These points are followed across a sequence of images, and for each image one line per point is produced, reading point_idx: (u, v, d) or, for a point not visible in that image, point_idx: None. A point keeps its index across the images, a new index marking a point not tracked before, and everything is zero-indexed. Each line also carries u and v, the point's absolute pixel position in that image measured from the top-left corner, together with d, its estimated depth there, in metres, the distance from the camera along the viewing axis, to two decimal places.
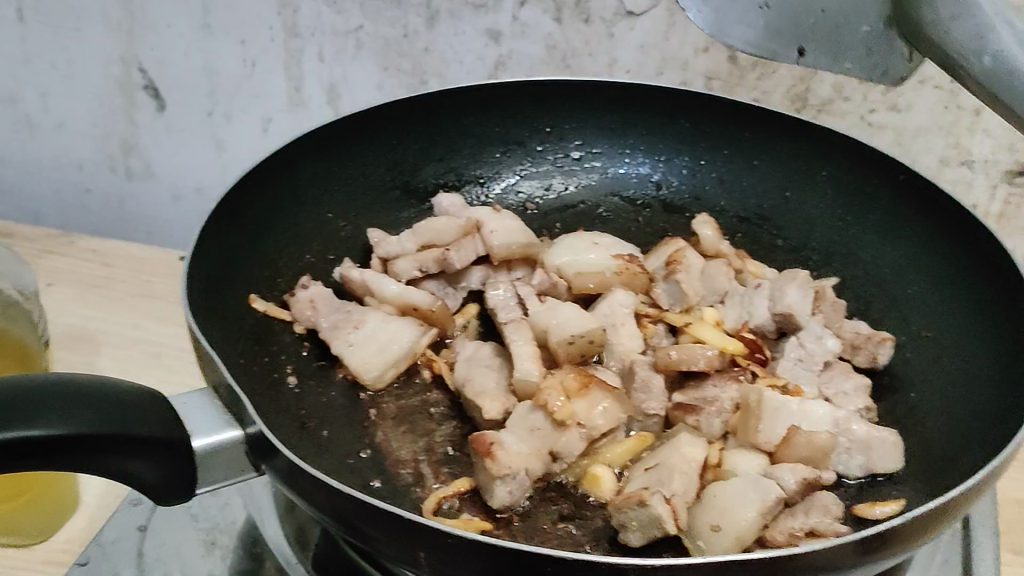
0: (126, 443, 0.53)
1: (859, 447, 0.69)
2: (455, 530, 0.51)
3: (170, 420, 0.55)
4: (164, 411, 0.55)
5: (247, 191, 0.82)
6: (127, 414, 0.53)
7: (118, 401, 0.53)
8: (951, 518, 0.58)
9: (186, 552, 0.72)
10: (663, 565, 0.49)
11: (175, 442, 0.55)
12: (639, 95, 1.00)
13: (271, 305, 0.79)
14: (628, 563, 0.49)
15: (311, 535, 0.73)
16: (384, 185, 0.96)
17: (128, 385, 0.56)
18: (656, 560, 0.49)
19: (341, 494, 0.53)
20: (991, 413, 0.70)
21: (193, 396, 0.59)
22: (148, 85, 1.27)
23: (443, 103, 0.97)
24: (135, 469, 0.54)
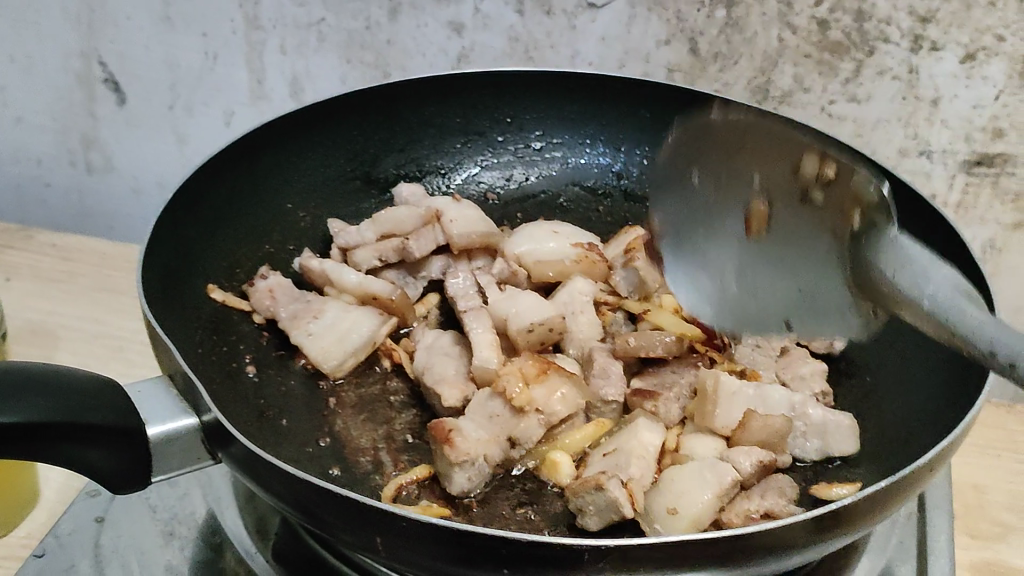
0: (82, 432, 0.53)
1: (815, 431, 0.71)
2: (411, 514, 0.51)
3: (126, 408, 0.55)
4: (120, 399, 0.55)
5: (205, 182, 0.82)
6: (82, 403, 0.53)
7: (73, 389, 0.53)
8: (903, 498, 0.59)
9: (143, 544, 0.71)
10: (617, 545, 0.49)
11: (131, 430, 0.55)
12: (600, 85, 1.01)
13: (230, 295, 0.80)
14: (582, 544, 0.49)
15: (271, 526, 0.73)
16: (345, 176, 0.96)
17: (82, 373, 0.56)
18: (610, 541, 0.49)
19: (296, 480, 0.53)
20: (946, 395, 0.71)
21: (148, 385, 0.58)
22: (108, 78, 1.26)
23: (403, 94, 0.97)
24: (90, 457, 0.54)
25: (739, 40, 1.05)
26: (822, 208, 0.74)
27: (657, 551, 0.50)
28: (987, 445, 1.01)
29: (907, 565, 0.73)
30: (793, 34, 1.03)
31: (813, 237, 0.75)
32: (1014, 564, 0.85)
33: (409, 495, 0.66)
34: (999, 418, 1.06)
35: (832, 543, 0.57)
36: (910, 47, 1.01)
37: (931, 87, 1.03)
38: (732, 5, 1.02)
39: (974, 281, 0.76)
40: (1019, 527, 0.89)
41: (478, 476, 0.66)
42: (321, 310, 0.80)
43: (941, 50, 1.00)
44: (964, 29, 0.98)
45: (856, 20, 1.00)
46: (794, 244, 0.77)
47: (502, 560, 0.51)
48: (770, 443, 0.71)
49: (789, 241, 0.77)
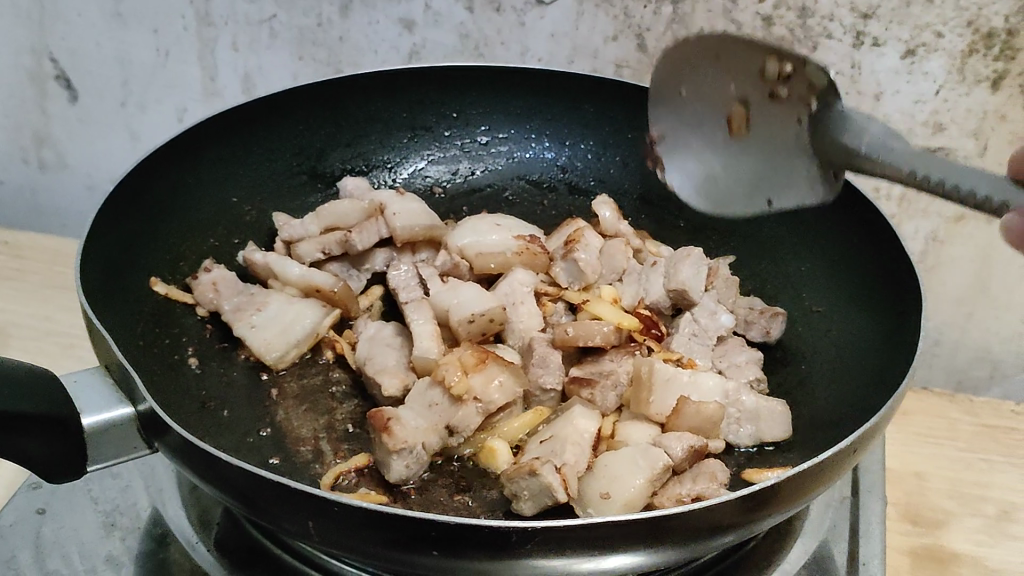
0: (16, 421, 0.53)
1: (749, 417, 0.73)
2: (342, 498, 0.52)
3: (62, 398, 0.56)
4: (54, 389, 0.56)
5: (150, 174, 0.83)
6: (17, 393, 0.54)
7: (6, 379, 0.54)
8: (826, 480, 0.61)
9: (84, 535, 0.72)
10: (545, 526, 0.51)
11: (67, 420, 0.55)
12: (545, 81, 1.03)
13: (173, 288, 0.80)
14: (510, 526, 0.50)
15: (213, 517, 0.73)
16: (291, 170, 0.97)
17: (17, 364, 0.56)
18: (537, 522, 0.51)
19: (230, 467, 0.54)
20: (876, 380, 0.73)
21: (84, 375, 0.59)
22: (59, 75, 1.26)
23: (349, 89, 0.99)
24: (23, 446, 0.54)
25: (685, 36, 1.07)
26: (789, 103, 0.73)
27: (584, 532, 0.52)
28: (927, 433, 1.03)
29: (841, 547, 0.75)
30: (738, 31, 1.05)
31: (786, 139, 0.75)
32: (950, 548, 0.87)
33: (348, 483, 0.68)
34: (941, 407, 1.08)
35: (759, 523, 0.58)
36: (852, 44, 1.03)
37: (873, 82, 1.05)
38: (678, 2, 1.04)
39: (901, 268, 0.79)
40: (957, 512, 0.92)
41: (416, 464, 0.67)
42: (265, 304, 0.80)
43: (882, 46, 1.02)
44: (903, 26, 1.00)
45: (799, 17, 1.02)
46: (776, 141, 0.76)
47: (432, 542, 0.52)
48: (703, 429, 0.72)
49: (769, 138, 0.76)
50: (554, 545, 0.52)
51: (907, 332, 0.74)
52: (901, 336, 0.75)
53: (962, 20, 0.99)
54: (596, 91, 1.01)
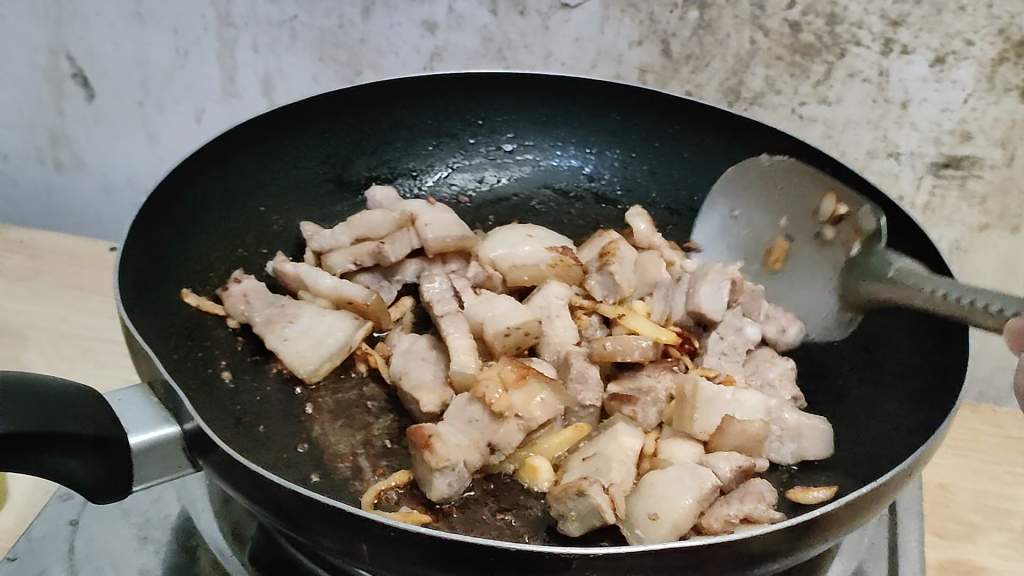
0: (62, 442, 0.53)
1: (791, 435, 0.72)
2: (397, 522, 0.51)
3: (104, 417, 0.55)
4: (100, 409, 0.55)
5: (178, 184, 0.81)
6: (60, 412, 0.53)
7: (51, 399, 0.53)
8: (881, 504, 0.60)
9: (117, 548, 0.72)
10: (606, 552, 0.49)
11: (111, 439, 0.54)
12: (571, 87, 1.02)
13: (203, 300, 0.79)
14: (572, 552, 0.49)
15: (247, 532, 0.73)
16: (318, 179, 0.96)
17: (60, 383, 0.55)
18: (598, 548, 0.50)
19: (282, 490, 0.53)
20: (922, 398, 0.73)
21: (126, 394, 0.58)
22: (77, 74, 1.24)
23: (376, 96, 0.97)
24: (69, 467, 0.53)
25: (712, 42, 1.05)
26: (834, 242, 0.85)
27: (642, 558, 0.51)
28: (953, 445, 1.03)
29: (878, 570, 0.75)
30: (765, 37, 1.03)
31: (815, 276, 0.87)
32: (979, 563, 0.86)
33: (391, 502, 0.67)
34: (964, 418, 1.07)
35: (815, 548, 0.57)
36: (881, 51, 1.02)
37: (901, 90, 1.04)
38: (705, 8, 1.03)
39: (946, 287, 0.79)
40: (984, 526, 0.91)
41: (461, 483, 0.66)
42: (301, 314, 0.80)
43: (911, 54, 1.01)
44: (934, 34, 0.99)
45: (828, 23, 1.01)
46: (807, 277, 0.87)
47: (491, 567, 0.51)
48: (745, 447, 0.72)
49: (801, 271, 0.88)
50: (612, 570, 0.51)
51: (954, 354, 0.73)
52: (947, 354, 0.74)
53: (994, 28, 0.97)
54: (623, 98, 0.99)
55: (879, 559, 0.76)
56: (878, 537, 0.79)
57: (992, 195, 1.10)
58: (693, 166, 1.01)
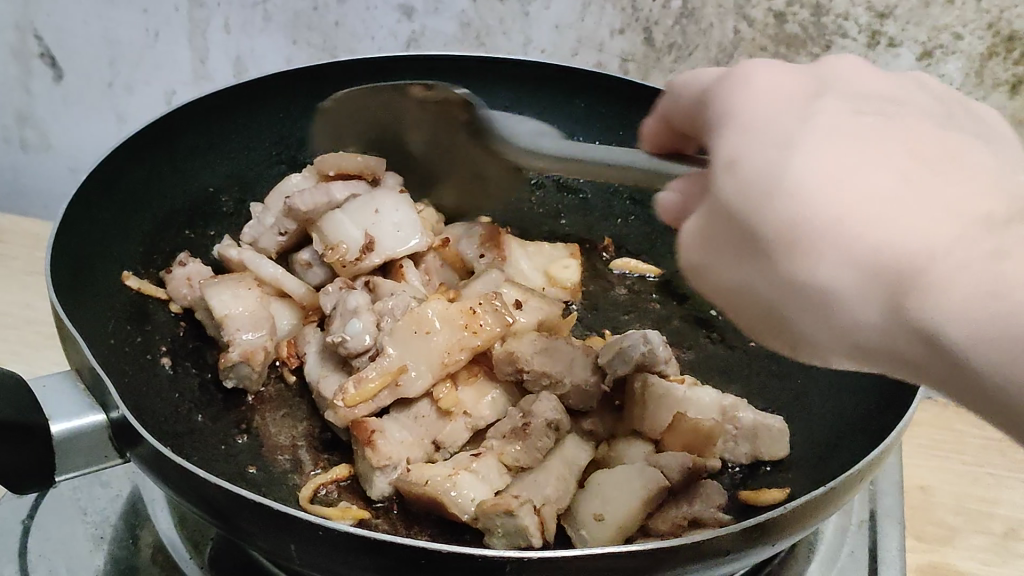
0: None
1: (746, 435, 0.70)
2: (326, 522, 0.52)
3: (26, 404, 0.55)
4: (22, 395, 0.55)
5: (119, 163, 0.78)
6: None
7: None
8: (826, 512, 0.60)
9: (73, 547, 0.69)
10: (539, 557, 0.51)
11: (33, 427, 0.55)
12: (536, 72, 0.99)
13: (147, 282, 0.77)
14: (504, 556, 0.51)
15: (206, 537, 0.70)
16: (271, 160, 0.92)
17: None
18: (532, 553, 0.51)
19: (217, 487, 0.54)
20: (881, 398, 0.72)
21: (51, 380, 0.59)
22: (44, 53, 1.21)
23: (332, 76, 0.94)
24: None
25: (695, 31, 1.02)
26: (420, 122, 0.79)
27: (586, 564, 0.52)
28: (934, 445, 1.00)
29: None
30: (749, 28, 1.01)
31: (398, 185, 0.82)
32: (961, 567, 0.84)
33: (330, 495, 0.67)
34: (943, 419, 1.05)
35: (770, 548, 0.58)
36: (867, 43, 0.99)
37: None
38: None
39: None
40: (965, 530, 0.88)
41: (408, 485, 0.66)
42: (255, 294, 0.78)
43: (898, 47, 0.98)
44: (921, 27, 0.96)
45: (813, 14, 0.98)
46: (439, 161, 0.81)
47: (421, 569, 0.52)
48: (697, 446, 0.72)
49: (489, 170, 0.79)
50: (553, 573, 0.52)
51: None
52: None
53: (983, 22, 0.95)
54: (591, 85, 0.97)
55: (856, 568, 0.74)
56: (857, 546, 0.76)
57: None
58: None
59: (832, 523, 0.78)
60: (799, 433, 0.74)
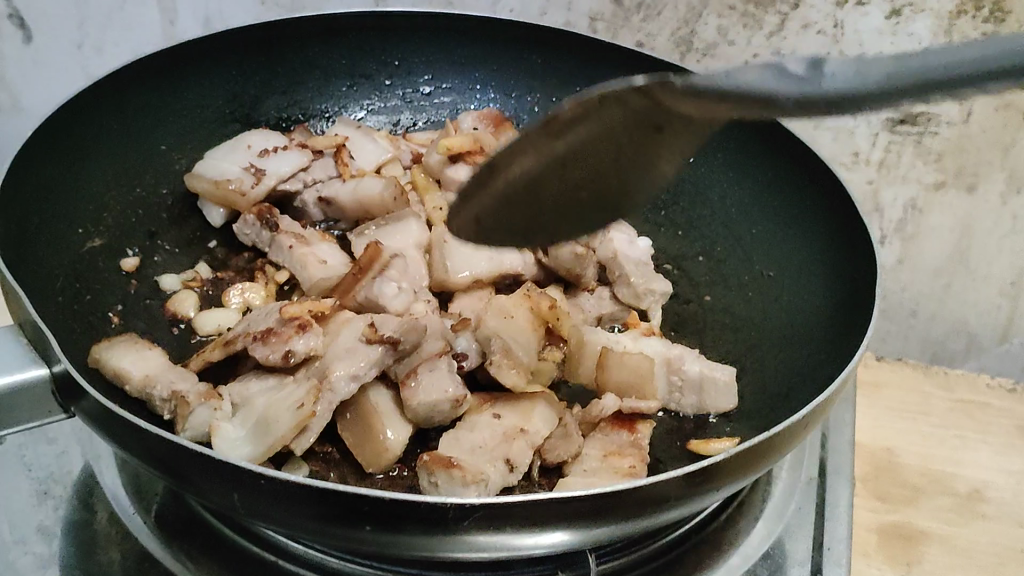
0: None
1: (693, 387, 0.71)
2: (268, 471, 0.52)
3: None
4: None
5: (72, 117, 0.77)
6: None
7: None
8: (781, 452, 0.59)
9: (16, 503, 0.69)
10: (480, 503, 0.50)
11: None
12: (493, 29, 0.98)
13: (101, 242, 0.76)
14: (447, 502, 0.50)
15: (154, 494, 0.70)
16: (223, 119, 0.91)
17: None
18: (474, 498, 0.50)
19: (157, 437, 0.54)
20: (829, 347, 0.72)
21: None
22: (12, 13, 1.13)
23: (287, 33, 0.92)
24: None
25: None
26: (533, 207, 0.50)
27: (530, 508, 0.51)
28: (901, 407, 0.99)
29: (805, 531, 0.73)
30: None
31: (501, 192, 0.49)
32: (921, 527, 0.84)
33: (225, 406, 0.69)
34: (914, 381, 1.04)
35: (720, 492, 0.58)
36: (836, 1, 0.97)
37: (856, 43, 1.00)
38: None
39: (858, 238, 0.76)
40: (928, 489, 0.88)
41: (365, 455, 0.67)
42: (329, 386, 0.67)
43: (867, 5, 0.97)
44: None
45: None
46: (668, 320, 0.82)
47: (366, 517, 0.52)
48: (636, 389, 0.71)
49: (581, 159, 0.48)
50: (497, 519, 0.52)
51: (862, 310, 0.71)
52: (855, 309, 0.72)
53: None
54: (549, 42, 0.97)
55: (806, 522, 0.74)
56: (805, 502, 0.76)
57: (948, 152, 1.06)
58: None
59: (783, 479, 0.78)
60: (751, 385, 0.74)
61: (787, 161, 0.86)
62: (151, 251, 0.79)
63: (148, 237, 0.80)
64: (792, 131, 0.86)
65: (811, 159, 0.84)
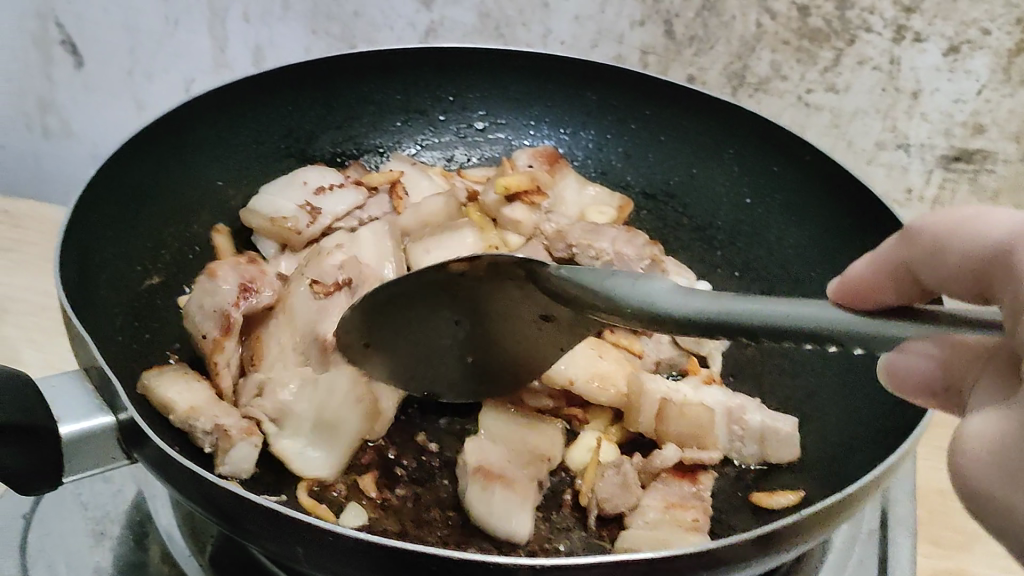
0: None
1: (754, 437, 0.70)
2: (334, 527, 0.51)
3: (35, 405, 0.53)
4: (35, 396, 0.53)
5: (132, 155, 0.77)
6: None
7: None
8: (851, 510, 0.58)
9: (73, 544, 0.69)
10: (552, 565, 0.49)
11: (41, 429, 0.53)
12: (548, 64, 0.98)
13: (159, 281, 0.76)
14: (518, 564, 0.49)
15: (209, 536, 0.69)
16: (279, 153, 0.91)
17: None
18: (545, 560, 0.50)
19: (222, 489, 0.53)
20: (896, 396, 0.70)
21: (61, 379, 0.57)
22: (65, 40, 1.17)
23: (342, 68, 0.92)
24: None
25: (717, 24, 0.99)
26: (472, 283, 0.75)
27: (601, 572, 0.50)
28: None
29: None
30: (772, 22, 0.97)
31: None
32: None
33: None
34: None
35: (788, 553, 0.56)
36: (892, 38, 0.96)
37: (912, 79, 0.99)
38: None
39: None
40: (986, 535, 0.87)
41: (424, 501, 0.67)
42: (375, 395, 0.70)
43: (924, 42, 0.95)
44: (949, 21, 0.93)
45: (837, 8, 0.95)
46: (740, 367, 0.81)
47: None
48: (694, 438, 0.71)
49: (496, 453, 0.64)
50: None
51: None
52: None
53: (1012, 17, 0.91)
54: (603, 79, 0.96)
55: None
56: (866, 554, 0.75)
57: (1004, 189, 1.04)
58: (672, 148, 0.96)
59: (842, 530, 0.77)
60: (813, 433, 0.73)
61: (847, 202, 0.85)
62: None
63: (205, 274, 0.80)
64: (851, 171, 0.84)
65: (873, 202, 0.82)
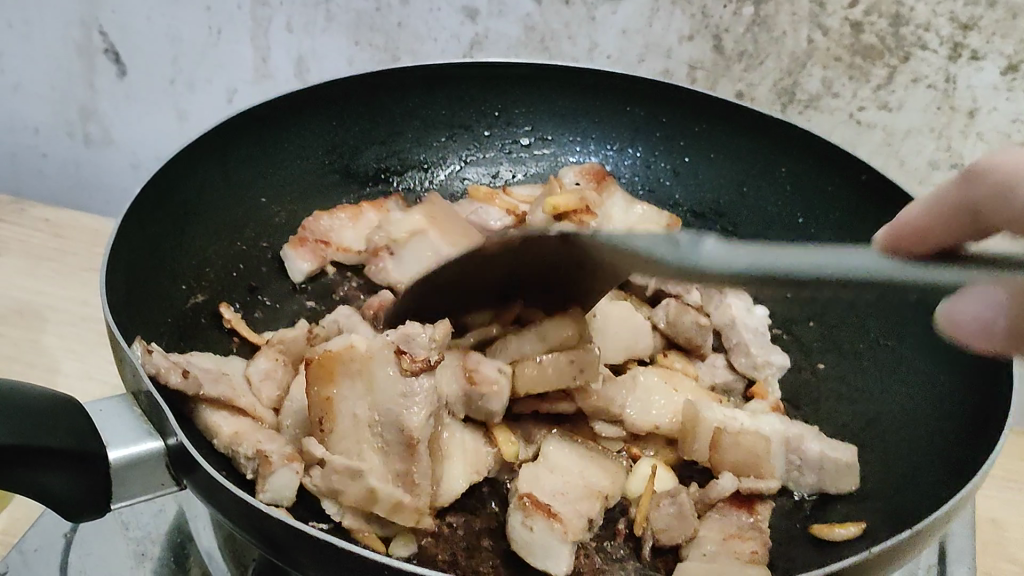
0: (41, 458, 0.50)
1: (812, 466, 0.67)
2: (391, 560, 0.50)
3: (84, 430, 0.52)
4: (83, 421, 0.52)
5: (175, 172, 0.76)
6: (39, 425, 0.50)
7: (31, 413, 0.50)
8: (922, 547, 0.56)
9: (114, 565, 0.68)
10: None
11: (89, 455, 0.52)
12: (595, 80, 0.96)
13: (203, 297, 0.75)
14: None
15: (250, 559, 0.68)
16: (322, 170, 0.90)
17: (42, 391, 0.53)
18: None
19: (274, 519, 0.52)
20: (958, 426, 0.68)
21: (108, 403, 0.56)
22: (108, 49, 1.16)
23: (387, 82, 0.91)
24: (43, 483, 0.51)
25: (767, 40, 0.96)
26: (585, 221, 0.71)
27: None
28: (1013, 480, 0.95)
29: None
30: (824, 37, 0.95)
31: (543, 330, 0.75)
32: None
33: None
34: None
35: None
36: (949, 55, 0.92)
37: (968, 98, 0.95)
38: (761, 3, 0.94)
39: None
40: None
41: (472, 530, 0.65)
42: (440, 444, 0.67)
43: (982, 60, 0.92)
44: (1009, 39, 0.90)
45: (892, 24, 0.92)
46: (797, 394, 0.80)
47: None
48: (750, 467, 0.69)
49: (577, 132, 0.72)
50: None
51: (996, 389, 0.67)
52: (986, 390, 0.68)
53: None
54: (651, 95, 0.94)
55: None
56: None
57: None
58: (721, 166, 0.94)
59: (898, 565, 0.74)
60: (872, 463, 0.71)
61: None
62: (252, 306, 0.78)
63: (249, 292, 0.79)
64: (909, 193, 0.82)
65: None
